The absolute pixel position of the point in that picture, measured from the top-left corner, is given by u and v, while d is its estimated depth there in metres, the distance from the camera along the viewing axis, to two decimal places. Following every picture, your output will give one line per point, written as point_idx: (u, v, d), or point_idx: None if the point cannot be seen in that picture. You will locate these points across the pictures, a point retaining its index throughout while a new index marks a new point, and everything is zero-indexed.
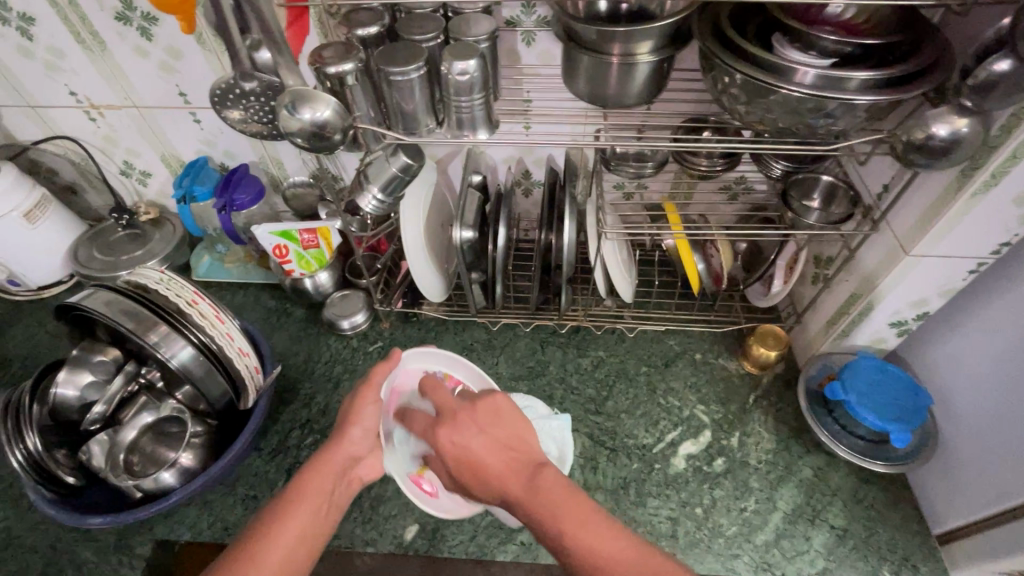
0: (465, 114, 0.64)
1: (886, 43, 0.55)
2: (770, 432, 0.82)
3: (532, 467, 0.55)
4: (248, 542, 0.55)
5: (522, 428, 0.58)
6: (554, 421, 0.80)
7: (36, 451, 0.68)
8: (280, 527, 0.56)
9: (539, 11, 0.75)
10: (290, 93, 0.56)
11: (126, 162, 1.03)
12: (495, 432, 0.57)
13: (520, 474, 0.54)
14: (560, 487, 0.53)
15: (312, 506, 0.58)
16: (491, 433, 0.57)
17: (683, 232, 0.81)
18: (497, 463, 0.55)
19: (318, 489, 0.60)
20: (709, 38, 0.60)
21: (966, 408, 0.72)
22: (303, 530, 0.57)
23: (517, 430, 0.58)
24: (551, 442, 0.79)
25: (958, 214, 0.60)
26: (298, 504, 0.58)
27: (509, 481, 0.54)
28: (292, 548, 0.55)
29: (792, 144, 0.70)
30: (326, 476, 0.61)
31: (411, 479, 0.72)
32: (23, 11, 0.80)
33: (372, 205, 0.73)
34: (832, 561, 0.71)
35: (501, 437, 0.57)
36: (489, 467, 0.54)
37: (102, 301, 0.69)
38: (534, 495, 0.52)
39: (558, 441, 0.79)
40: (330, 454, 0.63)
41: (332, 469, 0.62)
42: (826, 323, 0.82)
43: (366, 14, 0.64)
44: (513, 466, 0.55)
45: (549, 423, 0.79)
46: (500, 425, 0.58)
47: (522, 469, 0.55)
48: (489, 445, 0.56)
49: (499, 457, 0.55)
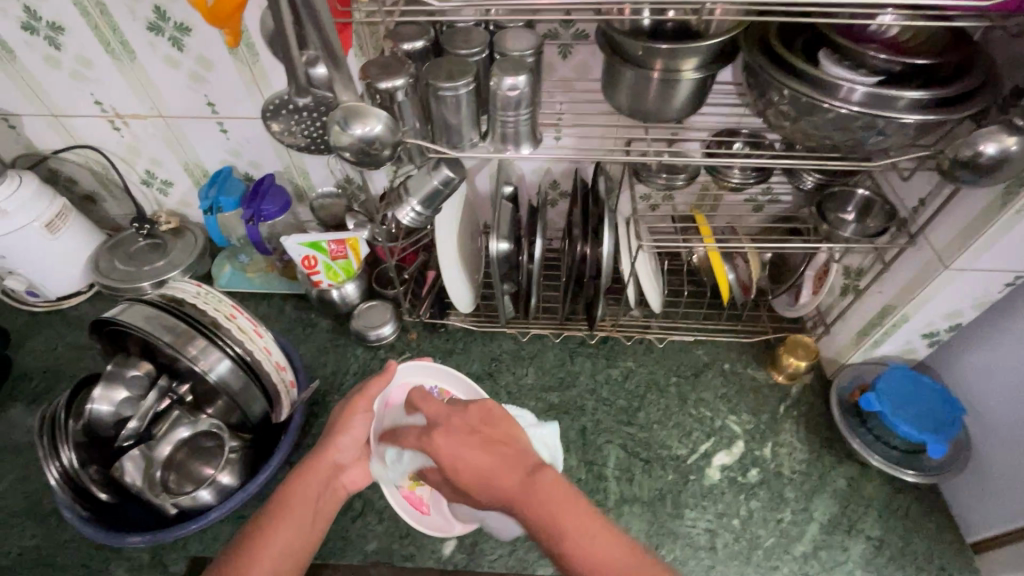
0: (510, 128, 0.64)
1: (934, 63, 0.57)
2: (802, 442, 0.83)
3: (530, 467, 0.55)
4: (240, 549, 0.58)
5: (513, 430, 0.59)
6: (543, 429, 0.73)
7: (71, 467, 0.68)
8: (271, 534, 0.59)
9: (577, 25, 0.76)
10: (342, 109, 0.56)
11: (148, 172, 1.02)
12: (488, 436, 0.58)
13: (518, 475, 0.54)
14: (560, 487, 0.53)
15: (300, 513, 0.62)
16: (483, 438, 0.58)
17: (716, 244, 0.82)
18: (494, 466, 0.55)
19: (306, 496, 0.63)
20: (756, 56, 0.61)
21: (999, 421, 0.73)
22: (292, 536, 0.60)
23: (509, 432, 0.59)
24: (543, 450, 0.72)
25: (1001, 230, 0.61)
26: (288, 512, 0.61)
27: (508, 484, 0.54)
28: (282, 554, 0.59)
29: (831, 158, 0.70)
30: (313, 484, 0.64)
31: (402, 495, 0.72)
32: (52, 21, 0.80)
33: (409, 216, 0.72)
34: (871, 572, 0.71)
35: (493, 438, 0.58)
36: (484, 469, 0.55)
37: (142, 315, 0.68)
38: (532, 496, 0.52)
39: (549, 450, 0.72)
40: (316, 463, 0.65)
41: (318, 475, 0.65)
42: (856, 334, 0.83)
43: (412, 28, 0.64)
44: (512, 465, 0.55)
45: (538, 431, 0.72)
46: (492, 429, 0.59)
47: (520, 468, 0.55)
48: (483, 450, 0.56)
49: (494, 459, 0.56)
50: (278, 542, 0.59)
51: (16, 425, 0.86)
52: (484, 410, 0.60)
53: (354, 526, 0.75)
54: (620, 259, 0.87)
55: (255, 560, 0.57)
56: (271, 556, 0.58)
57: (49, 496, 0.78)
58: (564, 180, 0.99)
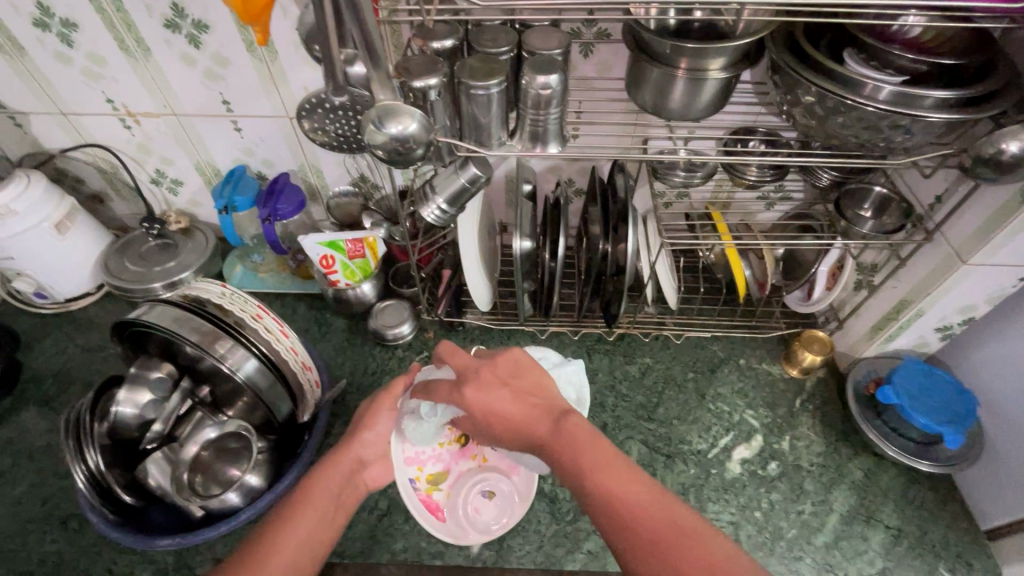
0: (540, 127, 0.64)
1: (959, 64, 0.58)
2: (819, 435, 0.85)
3: (558, 414, 0.56)
4: (256, 540, 0.55)
5: (541, 380, 0.61)
6: (568, 368, 0.76)
7: (97, 469, 0.68)
8: (290, 523, 0.56)
9: (600, 24, 0.77)
10: (378, 108, 0.55)
11: (158, 171, 1.00)
12: (517, 385, 0.59)
13: (546, 419, 0.56)
14: (584, 432, 0.53)
15: (320, 506, 0.59)
16: (512, 386, 0.59)
17: (734, 241, 0.83)
18: (521, 411, 0.57)
19: (326, 488, 0.61)
20: (784, 55, 0.62)
21: (1015, 412, 0.75)
22: (311, 526, 0.57)
23: (538, 381, 0.61)
24: (570, 389, 0.76)
25: (1018, 226, 0.63)
26: (308, 503, 0.59)
27: (534, 425, 0.56)
28: (301, 546, 0.55)
29: (851, 156, 0.72)
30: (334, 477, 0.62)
31: (420, 497, 0.72)
32: (66, 17, 0.78)
33: (435, 215, 0.70)
34: (890, 560, 0.73)
35: (521, 388, 0.59)
36: (511, 418, 0.57)
37: (168, 316, 0.67)
38: (560, 434, 0.54)
39: (575, 386, 0.76)
40: (339, 456, 0.64)
41: (343, 467, 0.64)
42: (871, 329, 0.85)
43: (441, 27, 0.64)
44: (540, 414, 0.57)
45: (565, 369, 0.75)
46: (521, 380, 0.60)
47: (548, 415, 0.57)
48: (511, 397, 0.58)
49: (523, 407, 0.58)
50: (299, 530, 0.56)
51: (30, 429, 0.84)
52: (514, 362, 0.62)
53: (381, 525, 0.75)
54: (640, 257, 0.87)
55: (274, 548, 0.54)
56: (290, 546, 0.55)
57: (69, 500, 0.77)
58: (580, 178, 0.99)
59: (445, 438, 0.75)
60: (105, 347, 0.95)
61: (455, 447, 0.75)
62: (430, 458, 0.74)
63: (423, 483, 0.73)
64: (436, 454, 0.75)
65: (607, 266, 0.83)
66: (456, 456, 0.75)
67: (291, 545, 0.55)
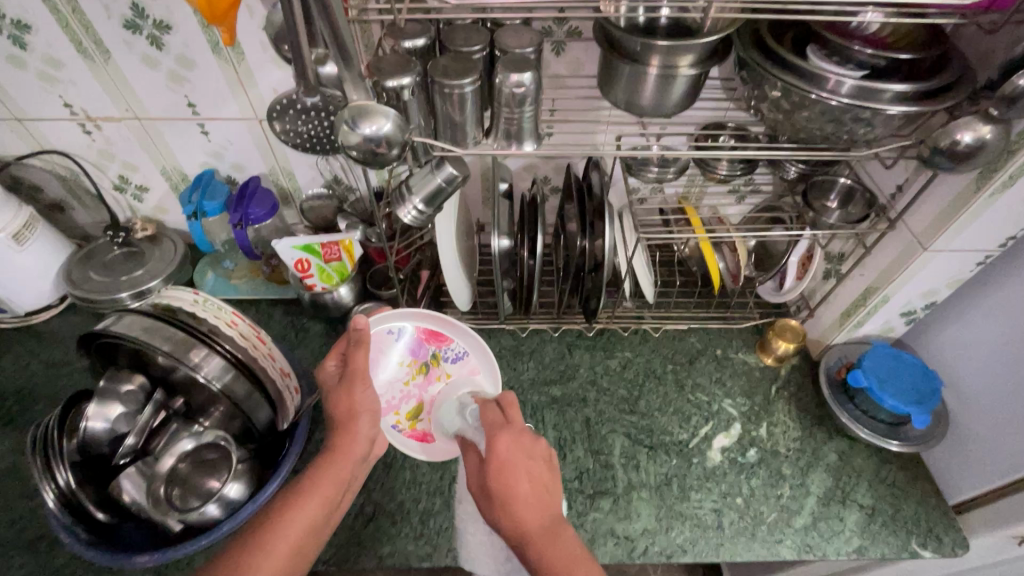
0: (515, 125, 0.64)
1: (916, 58, 0.60)
2: (795, 420, 0.87)
3: (554, 519, 0.57)
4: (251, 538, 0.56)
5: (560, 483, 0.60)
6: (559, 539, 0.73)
7: (68, 488, 0.66)
8: (287, 521, 0.57)
9: (571, 23, 0.77)
10: (350, 109, 0.55)
11: (121, 177, 0.97)
12: (540, 472, 0.59)
13: (545, 520, 0.56)
14: (575, 549, 0.54)
15: (316, 503, 0.59)
16: (534, 472, 0.59)
17: (708, 234, 0.85)
18: (529, 496, 0.57)
19: (323, 485, 0.60)
20: (751, 51, 0.63)
21: (977, 389, 0.78)
22: (308, 522, 0.58)
23: (556, 481, 0.60)
24: None
25: (973, 214, 0.66)
26: (305, 500, 0.59)
27: (530, 517, 0.56)
28: (297, 544, 0.57)
29: (817, 149, 0.74)
30: (334, 471, 0.61)
31: (406, 434, 0.77)
32: (17, 18, 0.75)
33: (411, 215, 0.69)
34: (866, 538, 0.76)
35: (540, 476, 0.59)
36: (518, 497, 0.57)
37: (139, 326, 0.65)
38: (548, 541, 0.54)
39: None
40: (340, 449, 0.62)
41: (346, 461, 0.62)
42: (840, 316, 0.88)
43: (413, 25, 0.64)
44: (539, 507, 0.57)
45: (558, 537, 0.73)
46: (547, 471, 0.60)
47: (547, 516, 0.57)
48: (530, 480, 0.58)
49: (533, 491, 0.58)
50: (293, 532, 0.57)
51: None
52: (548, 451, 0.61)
53: (367, 530, 0.74)
54: (617, 253, 0.88)
55: (267, 553, 0.54)
56: (284, 544, 0.56)
57: (37, 521, 0.74)
58: (555, 176, 1.00)
59: (406, 375, 0.79)
60: (72, 361, 0.92)
61: (418, 378, 0.79)
62: (401, 399, 0.78)
63: (405, 421, 0.78)
64: (405, 392, 0.78)
65: (586, 262, 0.83)
66: (423, 385, 0.79)
67: (284, 543, 0.56)
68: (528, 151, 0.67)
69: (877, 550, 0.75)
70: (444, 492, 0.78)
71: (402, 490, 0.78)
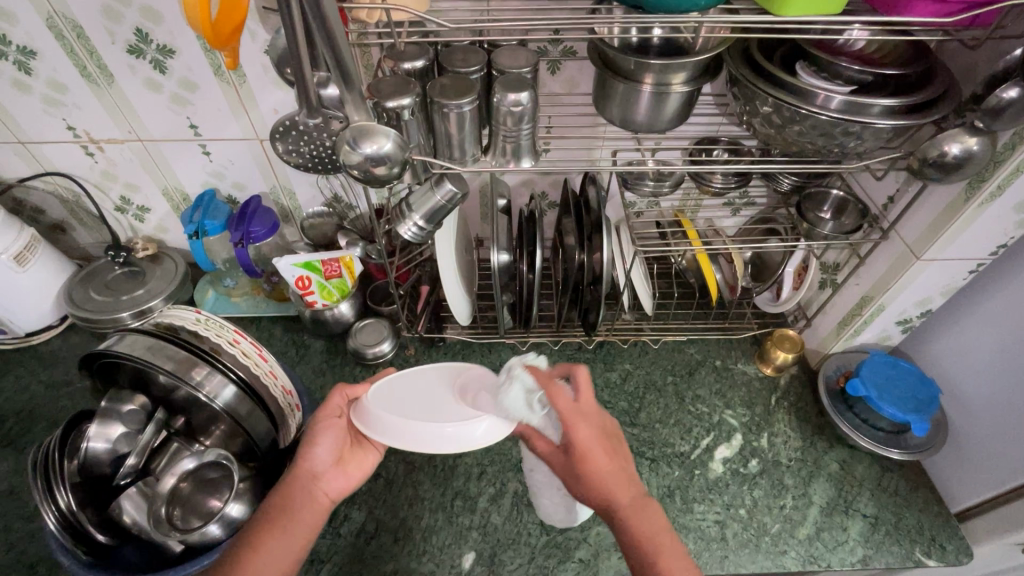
0: (512, 142, 0.65)
1: (900, 73, 0.62)
2: (795, 430, 0.87)
3: (638, 491, 0.57)
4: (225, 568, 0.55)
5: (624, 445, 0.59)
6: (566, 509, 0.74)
7: (69, 509, 0.64)
8: (252, 565, 0.55)
9: (566, 42, 0.79)
10: (352, 129, 0.56)
11: (123, 198, 0.98)
12: (615, 448, 0.58)
13: (627, 487, 0.56)
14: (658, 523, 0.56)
15: (277, 530, 0.58)
16: (614, 450, 0.58)
17: (703, 247, 0.86)
18: (610, 473, 0.56)
19: (280, 515, 0.59)
20: (741, 69, 0.65)
21: (973, 399, 0.79)
22: (270, 557, 0.56)
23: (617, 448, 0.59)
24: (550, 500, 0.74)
25: (966, 222, 0.67)
26: (267, 532, 0.58)
27: (618, 492, 0.56)
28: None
29: (807, 163, 0.76)
30: (288, 500, 0.60)
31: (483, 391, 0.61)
32: (24, 45, 0.77)
33: (411, 232, 0.69)
34: (870, 549, 0.75)
35: (622, 452, 0.59)
36: (602, 475, 0.56)
37: (141, 345, 0.66)
38: (642, 513, 0.56)
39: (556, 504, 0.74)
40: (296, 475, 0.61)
41: (303, 488, 0.61)
42: (837, 325, 0.89)
43: (411, 48, 0.65)
44: (623, 478, 0.57)
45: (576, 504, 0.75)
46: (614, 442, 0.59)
47: (629, 483, 0.57)
48: (611, 458, 0.57)
49: (616, 469, 0.57)
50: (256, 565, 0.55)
51: None
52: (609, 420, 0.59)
53: (369, 547, 0.74)
54: (615, 266, 0.89)
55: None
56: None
57: (37, 544, 0.74)
58: (553, 191, 1.02)
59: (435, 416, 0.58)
60: (72, 382, 0.92)
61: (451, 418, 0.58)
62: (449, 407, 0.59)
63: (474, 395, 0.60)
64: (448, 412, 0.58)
65: (586, 275, 0.83)
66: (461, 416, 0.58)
67: None
68: (526, 168, 0.68)
69: (881, 560, 0.75)
70: (447, 508, 0.78)
71: (404, 507, 0.78)
